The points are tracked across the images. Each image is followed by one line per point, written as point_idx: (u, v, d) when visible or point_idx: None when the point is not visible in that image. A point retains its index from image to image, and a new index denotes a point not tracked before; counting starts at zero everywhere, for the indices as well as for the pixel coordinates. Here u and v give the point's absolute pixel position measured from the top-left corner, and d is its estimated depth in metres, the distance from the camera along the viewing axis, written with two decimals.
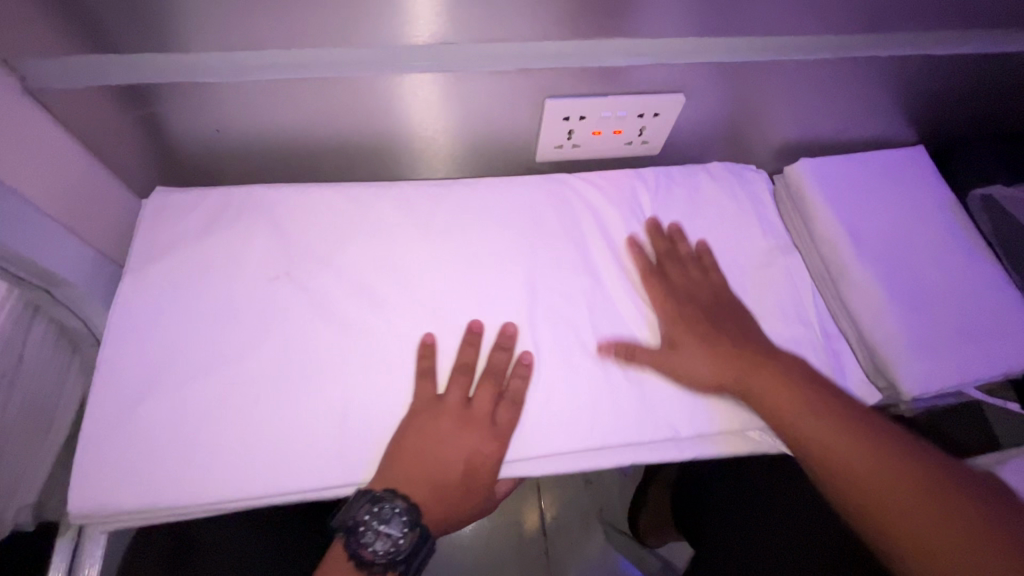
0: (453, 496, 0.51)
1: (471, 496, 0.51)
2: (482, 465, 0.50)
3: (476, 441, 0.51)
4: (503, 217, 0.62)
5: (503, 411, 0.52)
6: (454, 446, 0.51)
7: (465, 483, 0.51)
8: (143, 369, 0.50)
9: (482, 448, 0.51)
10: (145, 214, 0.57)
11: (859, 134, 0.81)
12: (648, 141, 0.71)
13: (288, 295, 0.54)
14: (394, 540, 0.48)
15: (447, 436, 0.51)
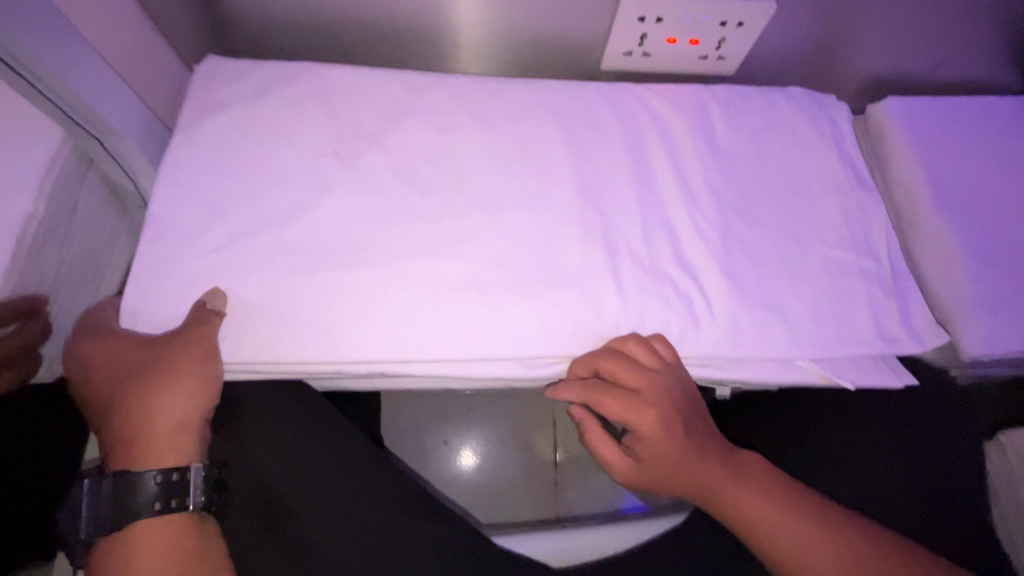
0: (130, 434, 0.48)
1: (155, 446, 0.48)
2: (178, 418, 0.48)
3: (174, 392, 0.48)
4: (560, 121, 0.58)
5: (186, 369, 0.47)
6: (147, 387, 0.48)
7: (171, 426, 0.48)
8: (190, 229, 0.50)
9: (178, 397, 0.48)
10: (198, 79, 0.56)
11: (956, 76, 0.74)
12: (725, 57, 0.65)
13: (337, 174, 0.53)
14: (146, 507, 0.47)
15: (140, 375, 0.48)
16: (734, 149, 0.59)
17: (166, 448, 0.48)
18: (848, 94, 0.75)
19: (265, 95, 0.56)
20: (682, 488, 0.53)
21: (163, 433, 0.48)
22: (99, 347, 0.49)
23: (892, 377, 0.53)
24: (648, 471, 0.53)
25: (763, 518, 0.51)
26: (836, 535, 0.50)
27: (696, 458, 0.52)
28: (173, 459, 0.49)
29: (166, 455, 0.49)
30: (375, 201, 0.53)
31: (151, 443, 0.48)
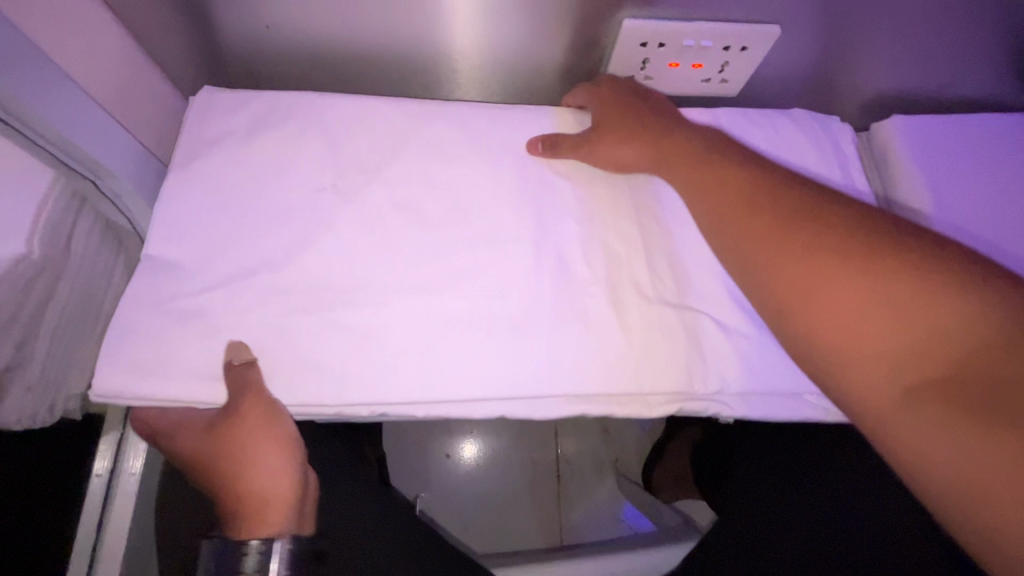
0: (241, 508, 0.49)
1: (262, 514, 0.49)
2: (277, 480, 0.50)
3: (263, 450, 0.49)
4: (568, 137, 0.56)
5: (266, 427, 0.48)
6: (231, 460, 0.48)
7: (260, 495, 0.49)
8: (186, 268, 0.49)
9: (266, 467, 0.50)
10: (193, 112, 0.55)
11: (961, 94, 0.73)
12: (727, 80, 0.64)
13: (337, 208, 0.53)
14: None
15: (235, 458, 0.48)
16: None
17: (266, 520, 0.50)
18: (851, 111, 0.75)
19: (262, 129, 0.55)
20: (742, 222, 0.45)
21: (276, 498, 0.50)
22: (181, 434, 0.48)
23: None
24: (607, 131, 0.55)
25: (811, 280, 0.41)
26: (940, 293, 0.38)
27: (732, 198, 0.46)
28: (276, 527, 0.49)
29: (273, 522, 0.49)
30: (375, 236, 0.52)
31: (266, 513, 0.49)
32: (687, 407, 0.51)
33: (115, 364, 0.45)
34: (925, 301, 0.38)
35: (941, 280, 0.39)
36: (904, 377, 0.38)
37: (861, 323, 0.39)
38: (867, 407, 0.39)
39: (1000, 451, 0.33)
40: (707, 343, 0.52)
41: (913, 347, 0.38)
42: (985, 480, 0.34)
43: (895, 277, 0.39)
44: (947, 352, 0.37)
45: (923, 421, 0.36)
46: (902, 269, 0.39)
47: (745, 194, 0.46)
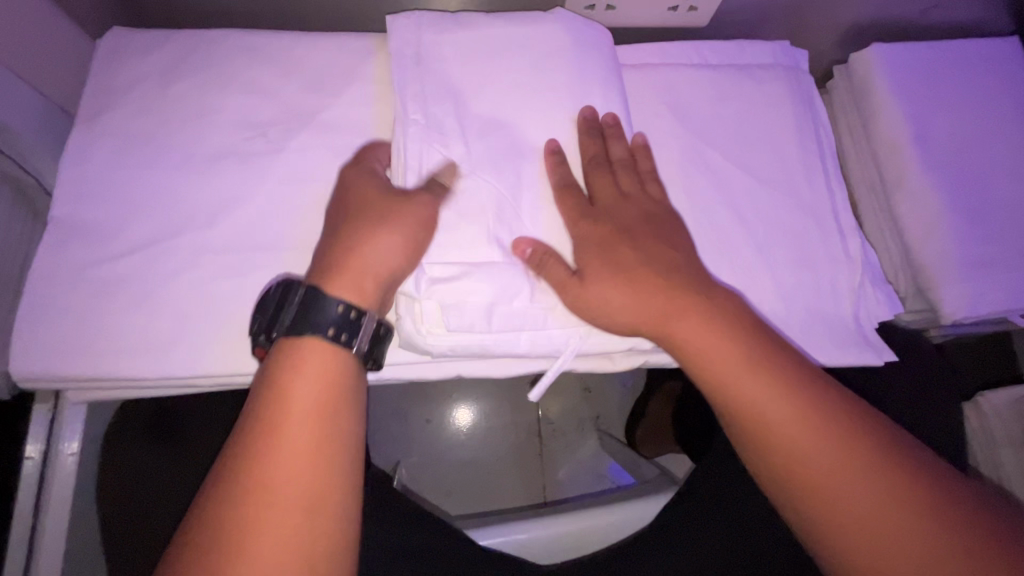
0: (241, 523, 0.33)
1: (278, 446, 0.35)
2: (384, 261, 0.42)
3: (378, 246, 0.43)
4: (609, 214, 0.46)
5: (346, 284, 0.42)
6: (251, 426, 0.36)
7: (301, 504, 0.35)
8: (104, 229, 0.44)
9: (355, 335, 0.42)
10: (100, 56, 0.50)
11: (943, 19, 0.69)
12: (697, 7, 0.59)
13: (267, 158, 0.48)
14: None
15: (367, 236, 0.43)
16: (699, 121, 0.56)
17: (295, 482, 0.35)
18: (827, 43, 0.70)
19: (176, 74, 0.49)
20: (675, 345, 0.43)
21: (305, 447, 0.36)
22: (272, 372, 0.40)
23: (872, 352, 0.51)
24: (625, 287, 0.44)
25: (734, 373, 0.41)
26: (828, 425, 0.40)
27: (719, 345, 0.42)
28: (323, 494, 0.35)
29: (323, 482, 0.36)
30: (319, 187, 0.48)
31: (738, 380, 0.41)
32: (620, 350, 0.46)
33: (34, 345, 0.41)
34: (804, 431, 0.39)
35: (823, 429, 0.40)
36: (865, 487, 0.38)
37: (756, 391, 0.41)
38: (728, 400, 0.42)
39: (898, 522, 0.37)
40: None
41: (776, 444, 0.40)
42: (870, 532, 0.37)
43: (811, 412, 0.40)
44: (833, 499, 0.38)
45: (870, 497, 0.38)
46: (819, 420, 0.40)
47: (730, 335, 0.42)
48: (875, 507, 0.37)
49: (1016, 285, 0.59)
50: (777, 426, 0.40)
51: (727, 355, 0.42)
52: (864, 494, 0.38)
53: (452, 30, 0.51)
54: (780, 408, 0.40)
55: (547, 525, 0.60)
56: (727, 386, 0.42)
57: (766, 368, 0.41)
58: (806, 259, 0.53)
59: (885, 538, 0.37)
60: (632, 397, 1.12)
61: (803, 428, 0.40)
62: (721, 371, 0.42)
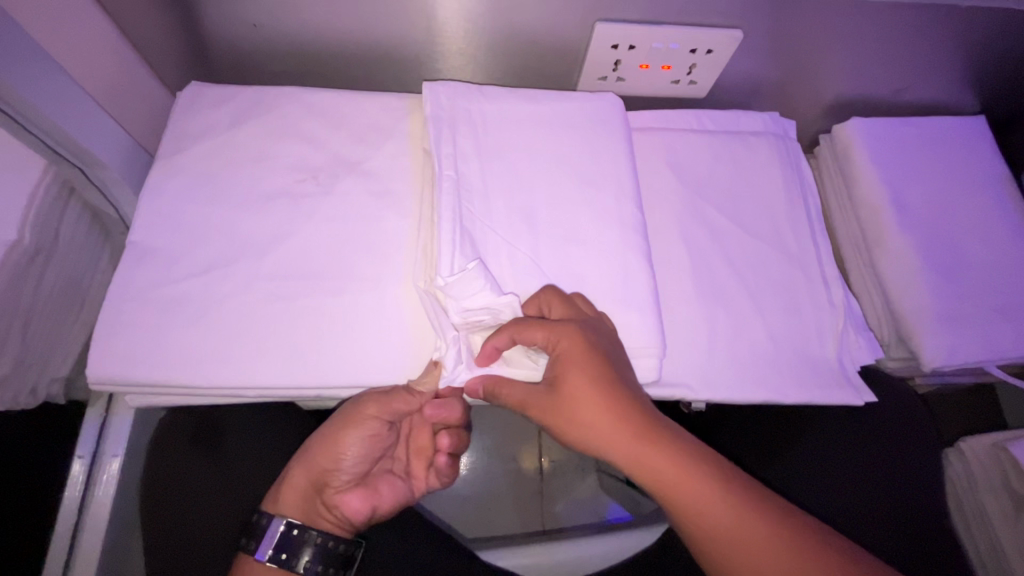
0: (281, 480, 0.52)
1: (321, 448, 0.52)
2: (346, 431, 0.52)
3: (347, 449, 0.52)
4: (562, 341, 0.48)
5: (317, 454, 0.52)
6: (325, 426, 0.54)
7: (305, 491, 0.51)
8: (174, 253, 0.50)
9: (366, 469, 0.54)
10: (179, 106, 0.57)
11: (915, 99, 0.77)
12: (696, 81, 0.68)
13: (318, 198, 0.55)
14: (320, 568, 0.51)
15: (351, 439, 0.52)
16: (696, 181, 0.63)
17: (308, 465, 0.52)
18: (812, 115, 0.79)
19: (243, 122, 0.57)
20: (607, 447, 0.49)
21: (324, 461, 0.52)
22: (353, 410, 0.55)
23: (854, 394, 0.56)
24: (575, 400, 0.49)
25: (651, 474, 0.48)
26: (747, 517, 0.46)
27: (621, 432, 0.48)
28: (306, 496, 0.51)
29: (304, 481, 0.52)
30: (361, 226, 0.54)
31: (631, 454, 0.48)
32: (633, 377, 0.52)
33: (103, 351, 0.46)
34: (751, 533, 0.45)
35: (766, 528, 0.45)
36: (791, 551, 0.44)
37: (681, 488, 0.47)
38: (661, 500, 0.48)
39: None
40: (672, 327, 0.56)
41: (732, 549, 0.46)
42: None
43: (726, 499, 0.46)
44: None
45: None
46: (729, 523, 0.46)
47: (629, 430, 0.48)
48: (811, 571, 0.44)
49: (988, 337, 0.65)
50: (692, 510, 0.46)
51: (615, 435, 0.48)
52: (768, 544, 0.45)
53: (483, 97, 0.59)
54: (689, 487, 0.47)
55: (589, 543, 0.63)
56: (630, 470, 0.48)
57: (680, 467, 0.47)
58: (794, 305, 0.58)
59: None
60: None
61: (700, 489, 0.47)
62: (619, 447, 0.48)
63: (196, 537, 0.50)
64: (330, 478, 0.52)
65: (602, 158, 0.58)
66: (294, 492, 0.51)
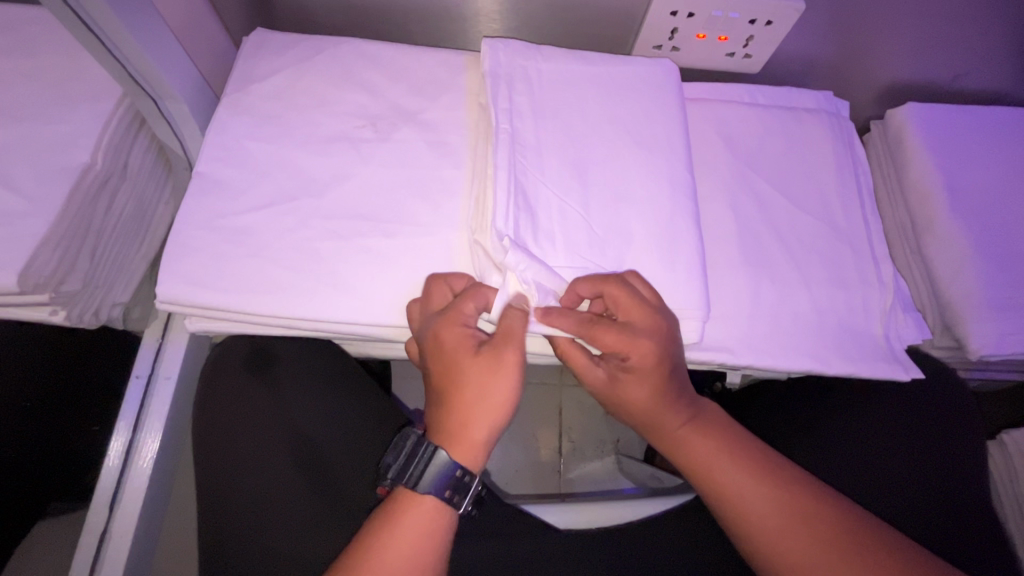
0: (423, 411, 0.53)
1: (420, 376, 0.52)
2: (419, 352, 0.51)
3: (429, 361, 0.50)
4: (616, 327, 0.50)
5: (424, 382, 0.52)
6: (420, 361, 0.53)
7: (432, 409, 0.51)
8: (235, 187, 0.52)
9: (471, 392, 0.48)
10: (244, 50, 0.59)
11: (974, 86, 0.75)
12: (751, 55, 0.68)
13: (375, 144, 0.56)
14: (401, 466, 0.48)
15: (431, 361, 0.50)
16: (748, 152, 0.63)
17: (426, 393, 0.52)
18: (864, 99, 0.78)
19: (306, 67, 0.58)
20: (632, 407, 0.55)
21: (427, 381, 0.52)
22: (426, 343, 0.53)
23: (900, 370, 0.55)
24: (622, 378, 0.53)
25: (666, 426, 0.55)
26: (749, 477, 0.52)
27: (645, 398, 0.53)
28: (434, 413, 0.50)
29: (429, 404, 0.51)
30: (415, 173, 0.55)
31: (662, 422, 0.55)
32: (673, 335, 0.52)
33: (169, 273, 0.48)
34: (751, 493, 0.51)
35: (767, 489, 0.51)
36: (785, 513, 0.50)
37: (691, 440, 0.54)
38: (668, 446, 0.56)
39: (815, 541, 0.49)
40: (717, 293, 0.56)
41: (728, 502, 0.52)
42: (801, 559, 0.49)
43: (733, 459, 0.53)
44: (763, 539, 0.50)
45: (805, 543, 0.49)
46: (731, 480, 0.52)
47: (655, 396, 0.53)
48: (799, 530, 0.50)
49: None
50: (698, 461, 0.54)
51: (641, 400, 0.54)
52: (766, 504, 0.51)
53: (539, 56, 0.59)
54: (698, 442, 0.54)
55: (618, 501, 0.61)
56: (648, 422, 0.55)
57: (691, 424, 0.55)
58: (839, 280, 0.58)
59: (817, 555, 0.48)
60: None
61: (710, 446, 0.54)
62: (642, 407, 0.54)
63: (240, 455, 0.52)
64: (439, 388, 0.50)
65: (654, 121, 0.58)
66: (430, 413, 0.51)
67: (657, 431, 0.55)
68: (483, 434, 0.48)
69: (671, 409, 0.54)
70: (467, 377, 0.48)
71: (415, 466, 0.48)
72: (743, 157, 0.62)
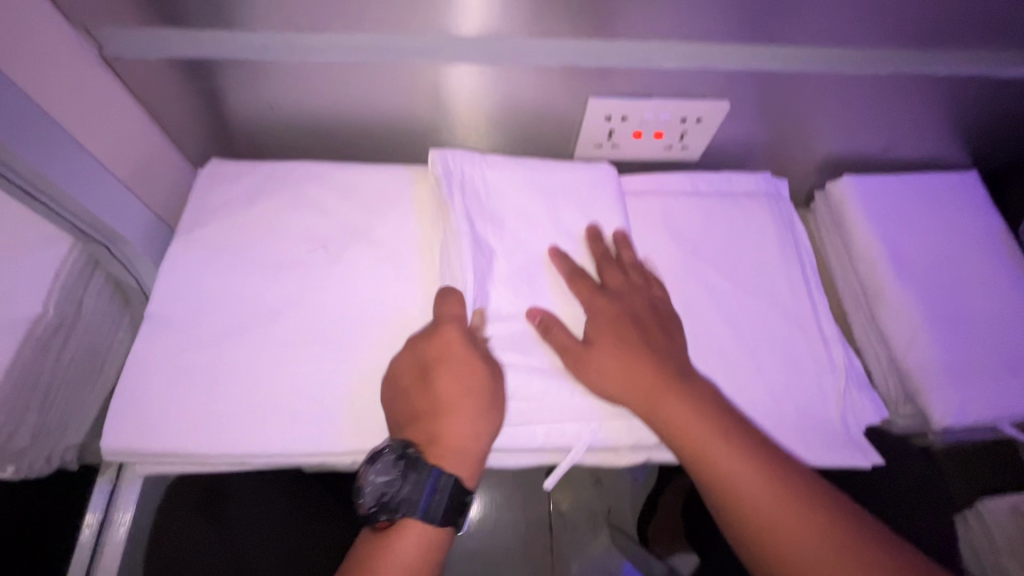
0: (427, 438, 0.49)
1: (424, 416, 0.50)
2: (408, 393, 0.51)
3: (421, 392, 0.50)
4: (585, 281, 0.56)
5: (411, 414, 0.50)
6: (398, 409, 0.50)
7: (456, 440, 0.48)
8: (186, 322, 0.53)
9: (459, 407, 0.49)
10: (199, 182, 0.61)
11: (907, 154, 0.79)
12: (688, 146, 0.71)
13: (326, 266, 0.57)
14: (386, 486, 0.47)
15: (418, 391, 0.50)
16: (692, 242, 0.65)
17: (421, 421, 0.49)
18: (804, 171, 0.81)
19: (257, 196, 0.60)
20: (655, 422, 0.50)
21: (417, 416, 0.50)
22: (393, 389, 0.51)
23: (859, 456, 0.55)
24: (622, 375, 0.51)
25: (704, 442, 0.49)
26: (797, 507, 0.46)
27: (677, 405, 0.50)
28: (459, 432, 0.48)
29: (452, 431, 0.48)
30: (367, 291, 0.57)
31: (691, 425, 0.49)
32: (630, 438, 0.52)
33: (117, 421, 0.48)
34: (803, 529, 0.46)
35: (825, 526, 0.46)
36: (839, 550, 0.45)
37: (729, 458, 0.48)
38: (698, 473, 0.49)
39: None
40: None
41: (777, 536, 0.46)
42: None
43: (784, 487, 0.47)
44: None
45: None
46: (778, 504, 0.46)
47: (686, 402, 0.50)
48: (858, 567, 0.44)
49: (998, 395, 0.64)
50: (743, 489, 0.47)
51: (675, 405, 0.50)
52: (822, 542, 0.45)
53: (482, 166, 0.62)
54: (735, 458, 0.48)
55: None
56: (686, 441, 0.49)
57: (732, 438, 0.49)
58: (792, 365, 0.59)
59: None
60: (643, 490, 1.13)
61: (758, 472, 0.48)
62: (675, 421, 0.50)
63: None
64: (441, 409, 0.49)
65: (596, 221, 0.60)
66: (454, 438, 0.48)
67: (692, 438, 0.49)
68: (476, 440, 0.48)
69: (704, 420, 0.50)
70: (456, 396, 0.49)
71: (408, 490, 0.47)
72: (688, 246, 0.64)
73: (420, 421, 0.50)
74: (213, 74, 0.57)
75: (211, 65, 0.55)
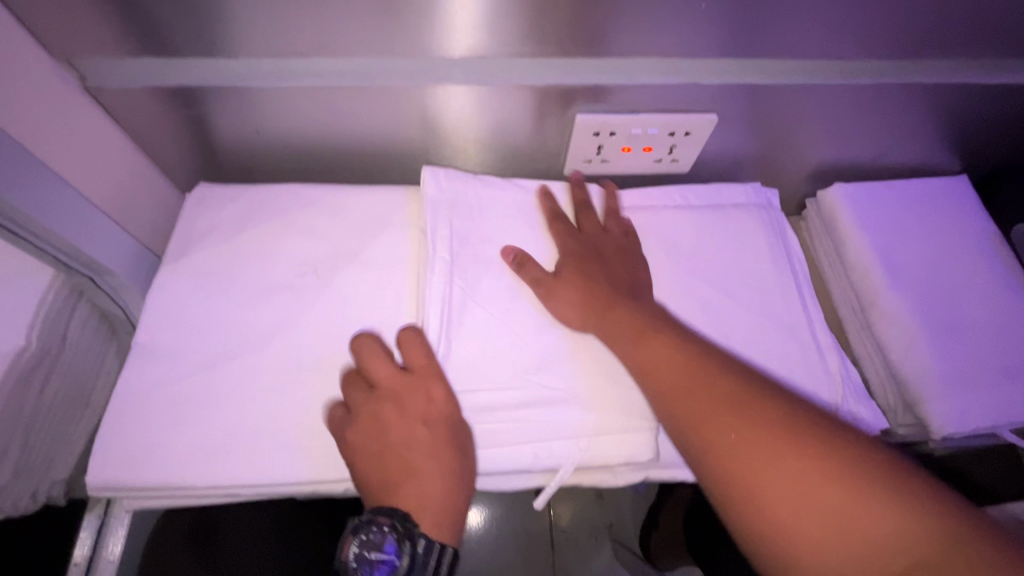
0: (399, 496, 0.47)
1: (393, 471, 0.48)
2: (368, 447, 0.48)
3: (384, 442, 0.48)
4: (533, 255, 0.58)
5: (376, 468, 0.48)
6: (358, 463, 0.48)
7: (432, 491, 0.47)
8: (172, 352, 0.52)
9: (430, 460, 0.47)
10: (185, 209, 0.61)
11: (898, 160, 0.79)
12: (677, 159, 0.71)
13: (314, 291, 0.57)
14: (389, 563, 0.45)
15: (382, 444, 0.48)
16: (684, 256, 0.64)
17: (392, 479, 0.48)
18: (795, 180, 0.81)
19: (243, 221, 0.60)
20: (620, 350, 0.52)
21: (385, 472, 0.48)
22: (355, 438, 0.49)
23: None
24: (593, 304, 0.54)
25: (665, 373, 0.48)
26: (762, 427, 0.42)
27: (636, 332, 0.51)
28: (433, 484, 0.47)
29: (423, 484, 0.47)
30: (355, 315, 0.56)
31: (650, 356, 0.49)
32: (622, 456, 0.50)
33: (102, 456, 0.47)
34: (763, 452, 0.41)
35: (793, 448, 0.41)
36: (806, 471, 0.40)
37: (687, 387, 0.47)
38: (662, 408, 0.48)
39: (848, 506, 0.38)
40: None
41: (738, 462, 0.42)
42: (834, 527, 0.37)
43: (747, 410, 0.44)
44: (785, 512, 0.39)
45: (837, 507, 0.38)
46: (741, 430, 0.43)
47: (643, 327, 0.51)
48: (828, 488, 0.39)
49: (997, 403, 0.63)
50: (701, 418, 0.45)
51: (635, 344, 0.50)
52: (786, 463, 0.40)
53: (470, 185, 0.62)
54: (693, 387, 0.46)
55: None
56: (648, 371, 0.49)
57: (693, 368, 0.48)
58: (789, 379, 0.58)
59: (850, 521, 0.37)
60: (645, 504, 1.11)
61: (718, 399, 0.45)
62: (637, 352, 0.50)
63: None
64: (410, 465, 0.48)
65: (587, 238, 0.60)
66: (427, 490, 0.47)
67: (648, 360, 0.49)
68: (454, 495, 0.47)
69: (662, 354, 0.49)
70: (424, 447, 0.48)
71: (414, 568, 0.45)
72: (679, 260, 0.64)
73: (385, 478, 0.48)
74: (197, 101, 0.56)
75: (193, 92, 0.55)
